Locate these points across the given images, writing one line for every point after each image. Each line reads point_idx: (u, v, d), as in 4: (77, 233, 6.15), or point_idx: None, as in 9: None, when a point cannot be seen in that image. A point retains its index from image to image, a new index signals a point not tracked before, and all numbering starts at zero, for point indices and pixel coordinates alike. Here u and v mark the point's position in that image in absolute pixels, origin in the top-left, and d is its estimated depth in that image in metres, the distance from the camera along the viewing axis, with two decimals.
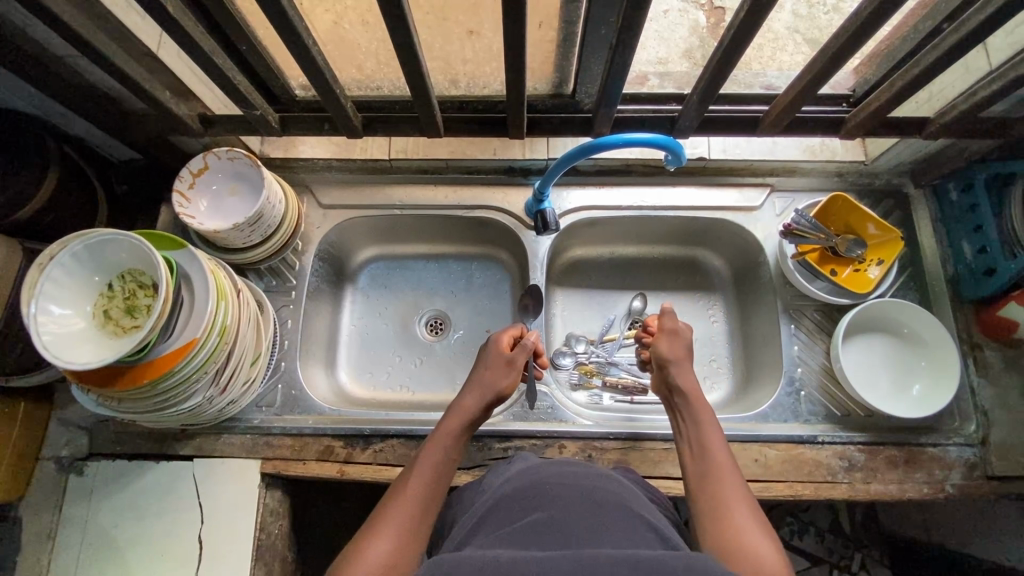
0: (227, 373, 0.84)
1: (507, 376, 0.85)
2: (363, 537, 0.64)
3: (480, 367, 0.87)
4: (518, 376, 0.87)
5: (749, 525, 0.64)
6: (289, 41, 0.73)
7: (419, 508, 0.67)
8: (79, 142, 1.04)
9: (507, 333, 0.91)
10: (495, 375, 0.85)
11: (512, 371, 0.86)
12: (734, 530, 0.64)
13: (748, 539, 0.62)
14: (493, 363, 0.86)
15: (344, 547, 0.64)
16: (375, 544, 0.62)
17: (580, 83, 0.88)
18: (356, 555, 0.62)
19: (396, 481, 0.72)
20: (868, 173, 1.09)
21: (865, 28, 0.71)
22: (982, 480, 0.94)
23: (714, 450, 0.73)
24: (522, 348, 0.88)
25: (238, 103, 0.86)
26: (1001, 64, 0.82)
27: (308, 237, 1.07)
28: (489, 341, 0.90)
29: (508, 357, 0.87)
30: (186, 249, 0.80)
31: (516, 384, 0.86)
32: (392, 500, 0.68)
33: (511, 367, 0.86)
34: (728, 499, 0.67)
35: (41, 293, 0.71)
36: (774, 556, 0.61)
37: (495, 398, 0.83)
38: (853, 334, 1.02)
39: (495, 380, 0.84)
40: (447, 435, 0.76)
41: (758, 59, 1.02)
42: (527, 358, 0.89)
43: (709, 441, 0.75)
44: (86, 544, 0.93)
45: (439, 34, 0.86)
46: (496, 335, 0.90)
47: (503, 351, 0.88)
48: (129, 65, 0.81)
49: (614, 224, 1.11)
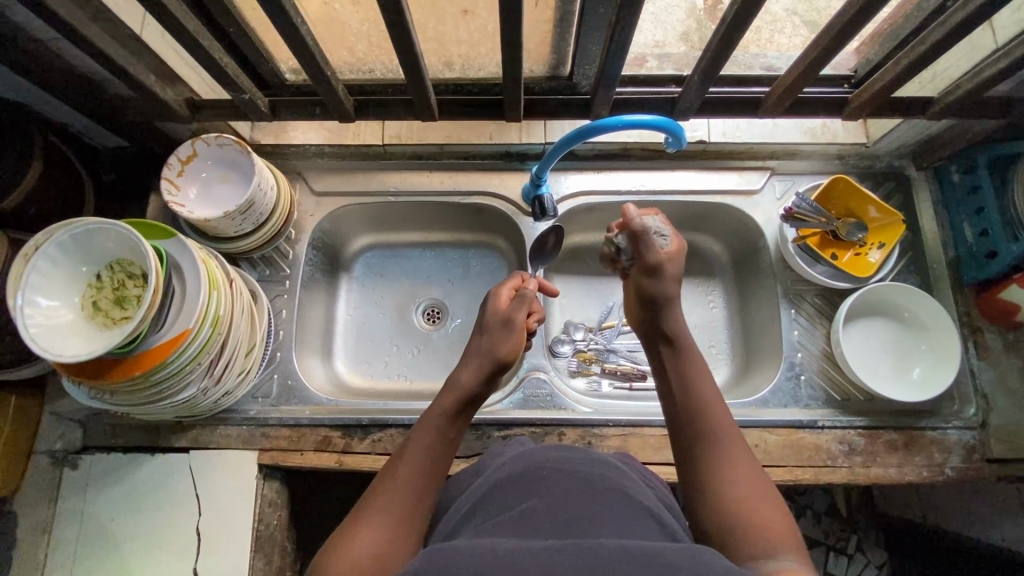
0: (221, 363, 0.83)
1: (506, 340, 0.80)
2: (351, 527, 0.62)
3: (478, 335, 0.83)
4: (520, 338, 0.81)
5: (754, 504, 0.63)
6: (276, 20, 0.70)
7: (409, 497, 0.66)
8: (64, 130, 1.01)
9: (506, 287, 0.88)
10: (496, 341, 0.80)
11: (512, 330, 0.81)
12: (741, 512, 0.62)
13: (757, 519, 0.61)
14: (489, 327, 0.82)
15: (333, 537, 0.62)
16: (365, 534, 0.61)
17: (578, 64, 0.86)
18: (346, 547, 0.60)
19: (388, 465, 0.70)
20: (869, 155, 1.08)
21: (872, 4, 0.69)
22: (981, 463, 0.94)
23: (695, 420, 0.71)
24: (518, 305, 0.83)
25: (223, 85, 0.84)
26: (1007, 41, 0.80)
27: (301, 226, 1.05)
28: (488, 298, 0.86)
29: (503, 318, 0.82)
30: (175, 239, 0.79)
31: (518, 349, 0.80)
32: (382, 487, 0.67)
33: (508, 329, 0.81)
34: (725, 474, 0.66)
35: (27, 285, 0.70)
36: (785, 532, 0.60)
37: (494, 365, 0.78)
38: (853, 318, 1.02)
39: (495, 348, 0.79)
40: (437, 415, 0.73)
41: (756, 41, 0.99)
42: (524, 315, 0.83)
43: (692, 411, 0.72)
44: (82, 538, 0.92)
45: (432, 14, 0.84)
46: (494, 291, 0.86)
47: (499, 313, 0.83)
48: (112, 48, 0.78)
49: (613, 210, 1.10)
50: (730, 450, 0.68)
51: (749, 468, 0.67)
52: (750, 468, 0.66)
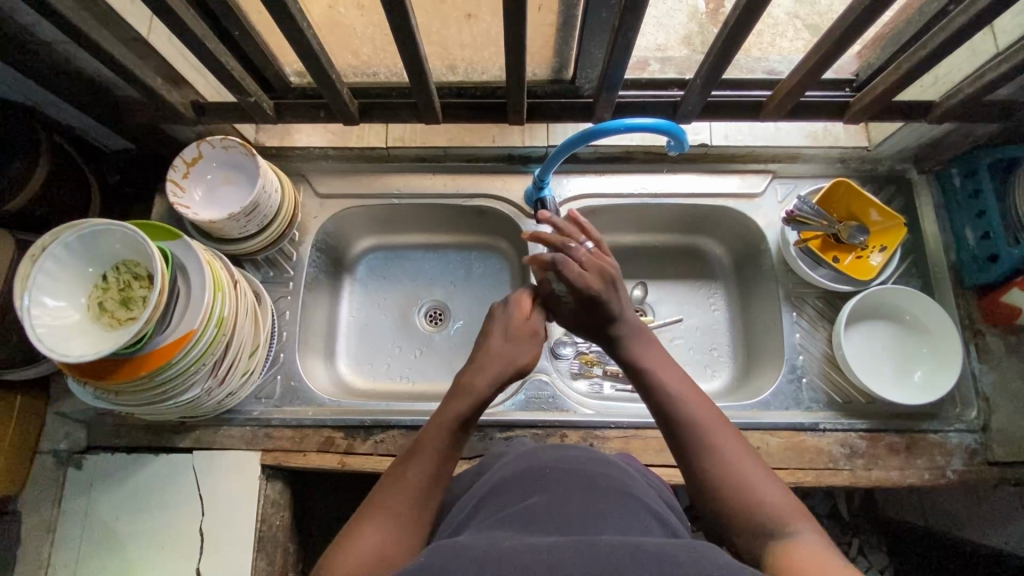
0: (225, 363, 0.83)
1: (527, 349, 0.81)
2: (353, 527, 0.62)
3: (499, 338, 0.81)
4: (538, 349, 0.82)
5: (761, 490, 0.61)
6: (282, 24, 0.71)
7: (415, 499, 0.65)
8: (70, 132, 1.02)
9: (527, 296, 0.86)
10: (516, 350, 0.80)
11: (533, 342, 0.82)
12: (753, 505, 0.60)
13: (767, 502, 0.60)
14: (514, 335, 0.81)
15: (333, 539, 0.62)
16: (367, 534, 0.61)
17: (580, 68, 0.86)
18: (350, 548, 0.60)
19: (387, 472, 0.69)
20: (870, 159, 1.08)
21: (873, 9, 0.69)
22: (982, 466, 0.94)
23: (679, 408, 0.69)
24: (540, 316, 0.85)
25: (229, 88, 0.84)
26: (1008, 45, 0.81)
27: (305, 228, 1.06)
28: (509, 304, 0.85)
29: (529, 327, 0.82)
30: (181, 240, 0.80)
31: (535, 359, 0.81)
32: (384, 488, 0.66)
33: (532, 339, 0.82)
34: (727, 463, 0.64)
35: (34, 285, 0.70)
36: (787, 513, 0.59)
37: (511, 373, 0.78)
38: (854, 321, 1.02)
39: (515, 356, 0.79)
40: (449, 418, 0.72)
41: (758, 44, 0.99)
42: (544, 327, 0.85)
43: (669, 400, 0.70)
44: (85, 538, 0.92)
45: (436, 17, 0.84)
46: (514, 298, 0.85)
47: (524, 320, 0.82)
48: (120, 51, 0.79)
49: (615, 212, 1.10)
50: (719, 433, 0.66)
51: (741, 450, 0.65)
52: (742, 451, 0.65)
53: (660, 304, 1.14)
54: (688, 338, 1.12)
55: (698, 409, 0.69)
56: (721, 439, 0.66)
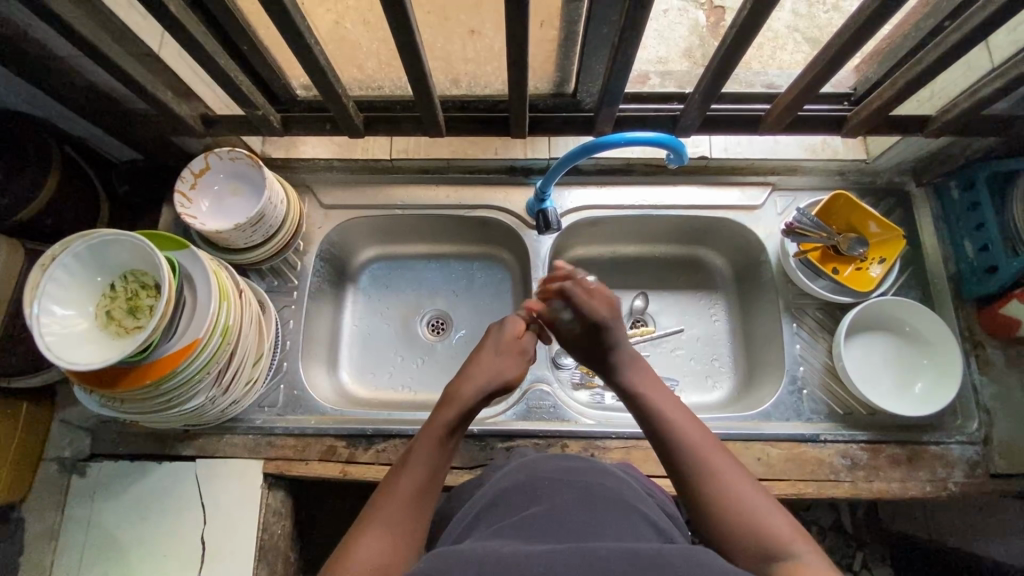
0: (229, 372, 0.84)
1: (514, 365, 0.82)
2: (352, 541, 0.62)
3: (490, 350, 0.83)
4: (524, 366, 0.84)
5: (763, 512, 0.62)
6: (290, 40, 0.73)
7: (410, 506, 0.66)
8: (80, 143, 1.04)
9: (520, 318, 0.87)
10: (505, 363, 0.81)
11: (519, 360, 0.83)
12: (756, 528, 0.60)
13: (772, 526, 0.60)
14: (505, 349, 0.83)
15: (334, 553, 0.61)
16: (365, 545, 0.61)
17: (581, 83, 0.88)
18: (347, 563, 0.59)
19: (384, 485, 0.69)
20: (869, 171, 1.09)
21: (868, 26, 0.71)
22: (984, 478, 0.94)
23: (679, 433, 0.70)
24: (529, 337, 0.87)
25: (238, 101, 0.86)
26: (1003, 61, 0.82)
27: (309, 238, 1.07)
28: (503, 321, 0.86)
29: (518, 345, 0.84)
30: (187, 249, 0.81)
31: (523, 375, 0.83)
32: (382, 501, 0.66)
33: (519, 356, 0.83)
34: (729, 484, 0.64)
35: (44, 293, 0.71)
36: (789, 536, 0.60)
37: (502, 386, 0.80)
38: (854, 333, 1.02)
39: (505, 369, 0.81)
40: (437, 429, 0.72)
41: (758, 58, 1.00)
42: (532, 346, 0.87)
43: (668, 421, 0.71)
44: (87, 546, 0.92)
45: (440, 34, 0.86)
46: (508, 318, 0.87)
47: (515, 338, 0.84)
48: (131, 65, 0.80)
49: (615, 224, 1.12)
50: (719, 456, 0.67)
51: (738, 471, 0.66)
52: (740, 472, 0.66)
53: (660, 315, 1.15)
54: (689, 349, 1.12)
55: (698, 432, 0.70)
56: (721, 459, 0.67)
